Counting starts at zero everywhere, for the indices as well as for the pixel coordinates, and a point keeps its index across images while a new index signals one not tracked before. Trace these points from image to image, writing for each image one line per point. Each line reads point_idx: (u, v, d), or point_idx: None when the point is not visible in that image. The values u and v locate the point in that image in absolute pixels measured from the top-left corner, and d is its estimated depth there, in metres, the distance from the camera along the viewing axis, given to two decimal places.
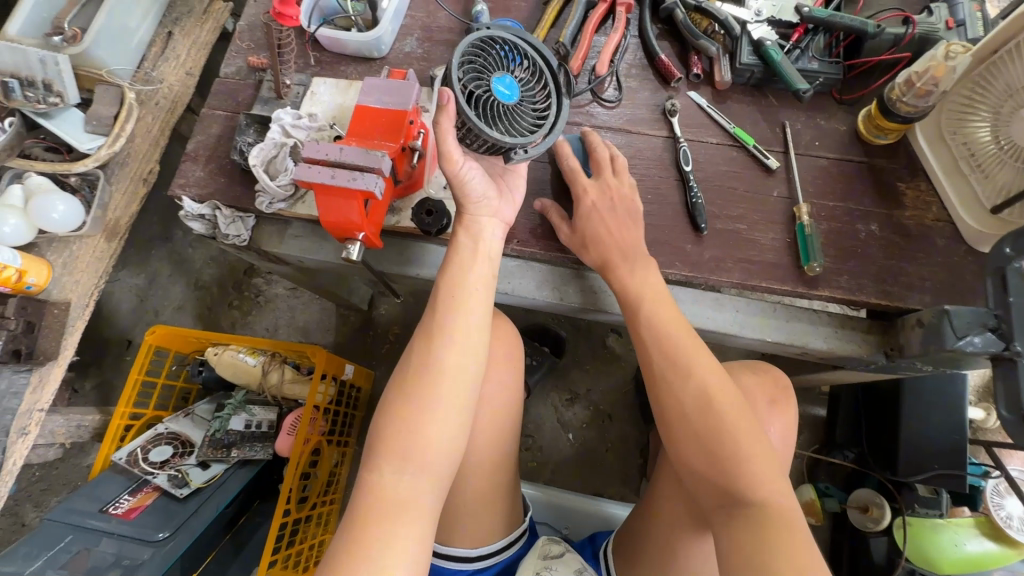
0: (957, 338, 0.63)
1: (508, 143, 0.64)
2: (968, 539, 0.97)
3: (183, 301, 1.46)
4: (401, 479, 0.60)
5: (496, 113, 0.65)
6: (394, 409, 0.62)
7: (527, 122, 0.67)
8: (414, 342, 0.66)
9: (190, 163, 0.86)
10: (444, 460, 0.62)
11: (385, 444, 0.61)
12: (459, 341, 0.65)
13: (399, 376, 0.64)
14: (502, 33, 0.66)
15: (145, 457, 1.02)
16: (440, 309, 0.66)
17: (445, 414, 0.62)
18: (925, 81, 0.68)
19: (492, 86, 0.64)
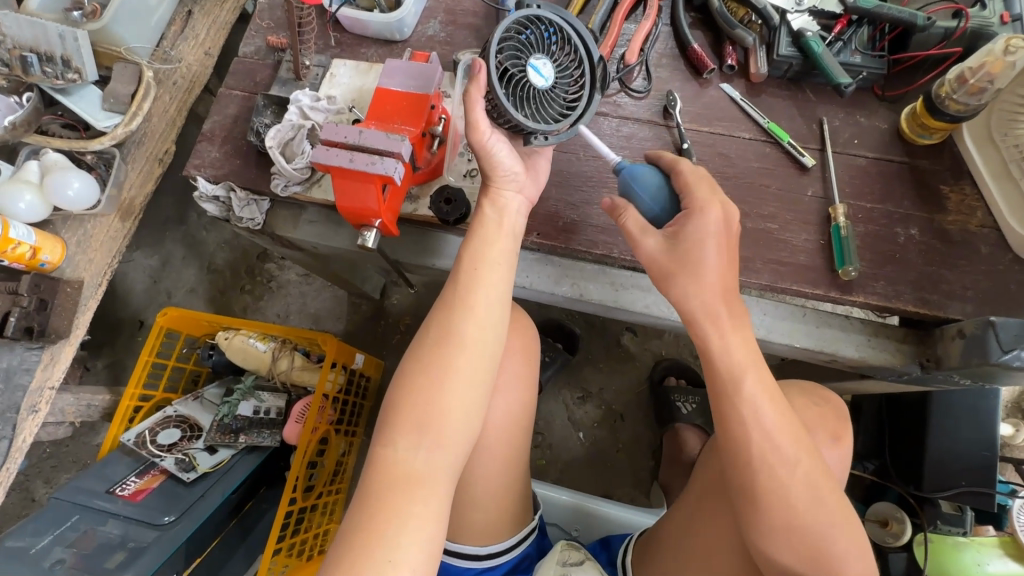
0: (1003, 351, 0.59)
1: (530, 127, 0.63)
2: (990, 559, 0.95)
3: (196, 284, 1.46)
4: (414, 456, 0.58)
5: (527, 95, 0.63)
6: (408, 383, 0.60)
7: (556, 109, 0.65)
8: (431, 316, 0.64)
9: (206, 144, 0.84)
10: (459, 440, 0.59)
11: (400, 420, 0.59)
12: (479, 317, 0.62)
13: (414, 349, 0.62)
14: (548, 14, 0.64)
15: (153, 438, 1.02)
16: (460, 284, 0.63)
17: (462, 391, 0.60)
18: (980, 76, 0.64)
19: (528, 67, 0.62)
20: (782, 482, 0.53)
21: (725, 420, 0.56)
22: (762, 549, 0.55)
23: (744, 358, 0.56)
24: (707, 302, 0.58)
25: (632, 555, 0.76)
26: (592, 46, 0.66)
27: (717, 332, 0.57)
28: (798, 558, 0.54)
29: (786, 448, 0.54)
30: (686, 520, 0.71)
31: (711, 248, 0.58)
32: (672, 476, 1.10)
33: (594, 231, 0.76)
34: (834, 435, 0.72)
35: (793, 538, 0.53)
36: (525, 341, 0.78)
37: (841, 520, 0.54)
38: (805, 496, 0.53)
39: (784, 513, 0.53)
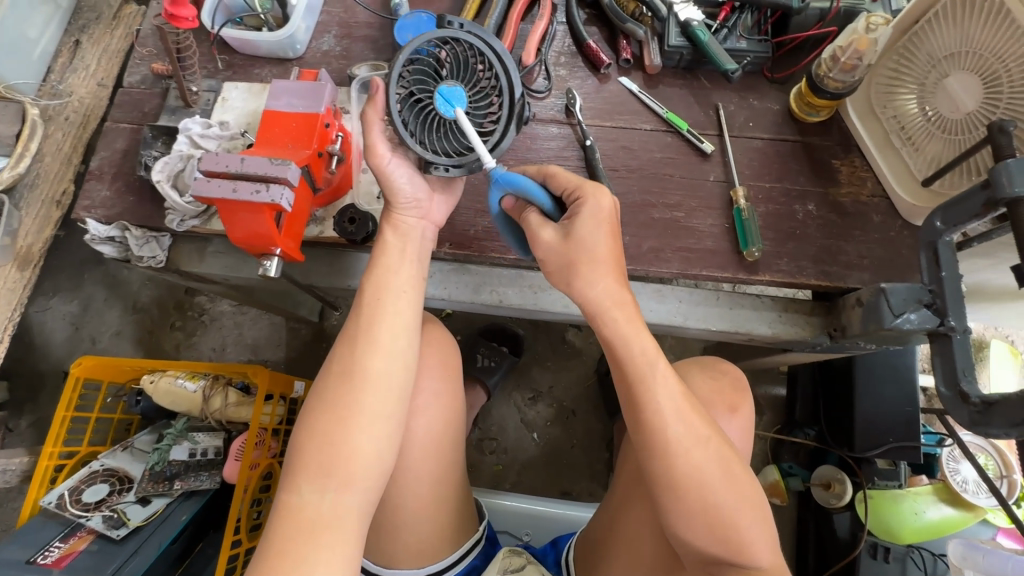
0: (894, 315, 0.61)
1: (428, 158, 0.60)
2: (928, 507, 1.01)
3: (122, 327, 1.39)
4: (321, 498, 0.55)
5: (431, 124, 0.60)
6: (311, 422, 0.57)
7: (462, 142, 0.61)
8: (335, 349, 0.60)
9: (94, 182, 0.79)
10: (370, 476, 0.57)
11: (306, 463, 0.56)
12: (386, 347, 0.59)
13: (318, 385, 0.59)
14: (467, 37, 0.59)
15: (77, 498, 0.95)
16: (363, 314, 0.60)
17: (372, 426, 0.57)
18: (849, 54, 0.67)
19: (435, 94, 0.59)
20: (686, 473, 0.54)
21: (641, 411, 0.56)
22: (676, 534, 0.56)
23: (654, 355, 0.57)
24: (604, 294, 0.59)
25: (573, 554, 0.77)
26: (512, 76, 0.60)
27: (622, 319, 0.58)
28: (712, 542, 0.54)
29: (694, 428, 0.55)
30: (616, 517, 0.71)
31: (605, 231, 0.59)
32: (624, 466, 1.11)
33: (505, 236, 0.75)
34: (731, 407, 0.74)
35: (704, 511, 0.54)
36: (447, 356, 0.76)
37: (745, 498, 0.55)
38: (717, 477, 0.54)
39: (699, 496, 0.54)
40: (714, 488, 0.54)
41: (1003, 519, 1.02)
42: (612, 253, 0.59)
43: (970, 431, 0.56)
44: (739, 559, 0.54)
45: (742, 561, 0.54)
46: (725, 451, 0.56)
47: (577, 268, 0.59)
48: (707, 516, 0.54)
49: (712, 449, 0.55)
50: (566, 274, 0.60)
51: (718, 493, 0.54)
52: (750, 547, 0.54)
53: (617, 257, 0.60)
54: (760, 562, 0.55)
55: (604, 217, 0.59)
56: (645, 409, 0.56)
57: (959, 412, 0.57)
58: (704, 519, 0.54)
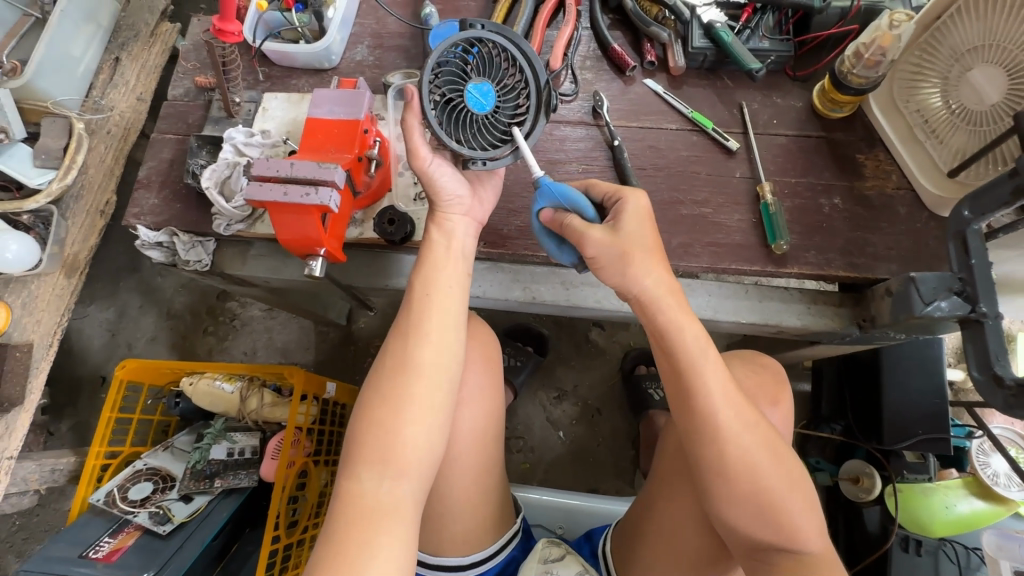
0: (925, 304, 0.63)
1: (466, 154, 0.63)
2: (959, 500, 1.00)
3: (156, 332, 1.43)
4: (379, 486, 0.57)
5: (464, 121, 0.62)
6: (367, 412, 0.59)
7: (494, 135, 0.63)
8: (387, 344, 0.63)
9: (143, 191, 0.83)
10: (424, 465, 0.59)
11: (364, 452, 0.58)
12: (435, 341, 0.62)
13: (373, 377, 0.61)
14: (490, 36, 0.61)
15: (124, 495, 0.99)
16: (412, 311, 0.63)
17: (425, 416, 0.60)
18: (873, 51, 0.69)
19: (466, 92, 0.61)
20: (730, 458, 0.56)
21: (692, 396, 0.58)
22: (723, 519, 0.57)
23: (699, 348, 0.59)
24: (648, 287, 0.61)
25: (611, 545, 0.79)
26: (536, 68, 0.63)
27: (670, 308, 0.60)
28: (761, 525, 0.56)
29: (742, 413, 0.57)
30: (657, 507, 0.72)
31: (649, 226, 0.63)
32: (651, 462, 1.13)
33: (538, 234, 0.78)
34: (774, 400, 0.75)
35: (749, 496, 0.55)
36: (488, 351, 0.78)
37: (792, 483, 0.56)
38: (765, 461, 0.56)
39: (749, 479, 0.55)
40: (758, 473, 0.55)
41: None
42: (654, 245, 0.62)
43: (1006, 415, 0.57)
44: (788, 543, 0.56)
45: (791, 545, 0.56)
46: (772, 436, 0.58)
47: (630, 257, 0.60)
48: (753, 500, 0.55)
49: (759, 434, 0.57)
50: (620, 263, 0.61)
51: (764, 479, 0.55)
52: (799, 531, 0.55)
53: (658, 249, 0.63)
54: (808, 547, 0.56)
55: (646, 213, 0.64)
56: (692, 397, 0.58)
57: (993, 397, 0.58)
58: (751, 504, 0.55)
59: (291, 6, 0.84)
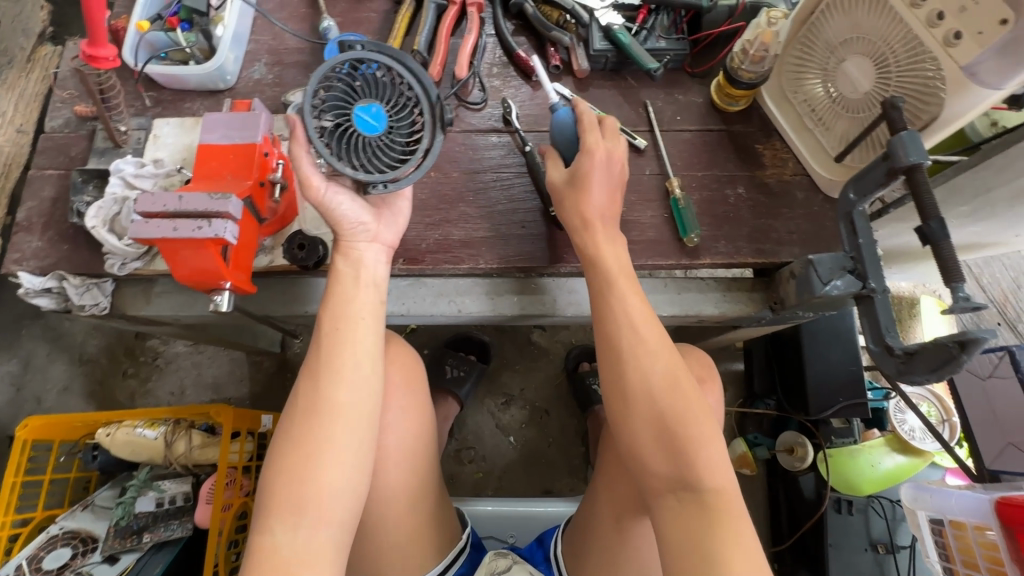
0: (823, 284, 0.66)
1: (363, 179, 0.60)
2: (883, 457, 1.09)
3: (69, 381, 1.32)
4: (296, 536, 0.55)
5: (355, 145, 0.60)
6: (279, 458, 0.57)
7: (392, 155, 0.61)
8: (298, 384, 0.60)
9: (24, 234, 0.76)
10: (344, 510, 0.57)
11: (277, 503, 0.55)
12: (350, 378, 0.60)
13: (285, 421, 0.59)
14: (370, 55, 0.60)
15: (38, 566, 0.92)
16: (323, 348, 0.61)
17: (342, 453, 0.57)
18: (757, 47, 0.72)
19: (353, 116, 0.59)
20: (638, 392, 0.58)
21: (607, 322, 0.62)
22: (634, 456, 0.58)
23: (617, 268, 0.64)
24: (582, 216, 0.66)
25: (561, 550, 0.78)
26: (425, 84, 0.61)
27: (593, 243, 0.66)
28: (663, 455, 0.56)
29: (652, 345, 0.60)
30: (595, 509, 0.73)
31: (600, 176, 0.67)
32: None
33: (457, 247, 0.77)
34: (702, 378, 0.77)
35: (655, 426, 0.57)
36: (413, 373, 0.77)
37: (697, 415, 0.57)
38: (669, 393, 0.58)
39: (649, 405, 0.57)
40: (659, 399, 0.57)
41: (951, 460, 1.10)
42: (607, 189, 0.67)
43: (898, 380, 0.60)
44: (691, 481, 0.55)
45: (696, 482, 0.55)
46: (684, 380, 0.59)
47: (576, 190, 0.67)
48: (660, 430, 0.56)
49: (665, 366, 0.59)
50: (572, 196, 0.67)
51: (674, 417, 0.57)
52: (702, 468, 0.55)
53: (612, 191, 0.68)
54: (712, 484, 0.55)
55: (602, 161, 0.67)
56: (605, 323, 0.62)
57: (887, 364, 0.61)
58: (658, 443, 0.57)
59: (175, 25, 0.79)
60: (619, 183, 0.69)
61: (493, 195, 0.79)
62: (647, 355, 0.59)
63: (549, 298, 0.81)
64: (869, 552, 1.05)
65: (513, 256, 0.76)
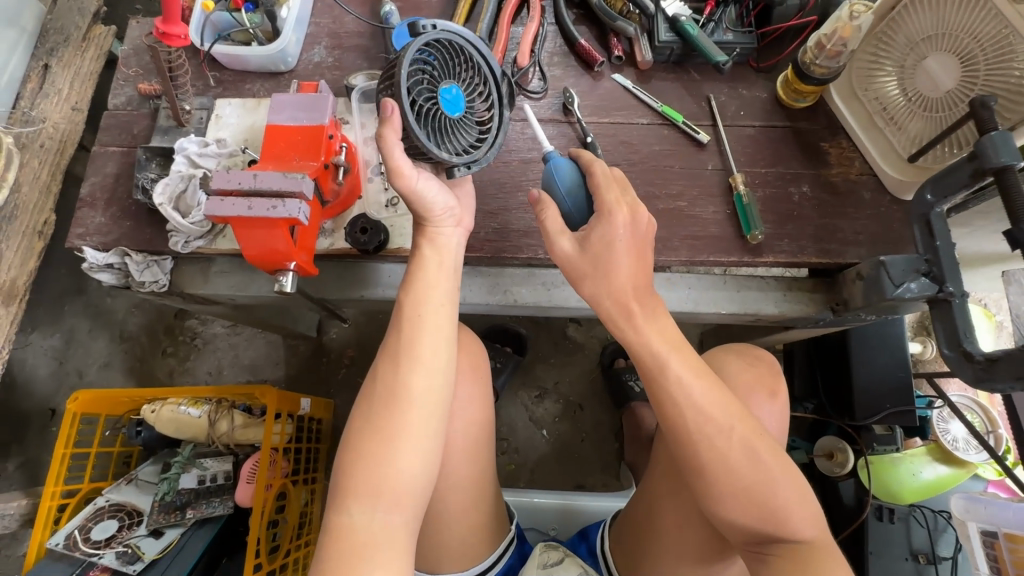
0: (895, 286, 0.65)
1: (453, 160, 0.61)
2: (924, 467, 1.08)
3: (110, 357, 1.34)
4: (372, 516, 0.55)
5: (441, 127, 0.60)
6: (357, 444, 0.57)
7: (472, 136, 0.62)
8: (376, 368, 0.61)
9: (88, 209, 0.77)
10: (418, 495, 0.57)
11: (354, 486, 0.56)
12: (427, 365, 0.60)
13: (362, 405, 0.59)
14: (442, 35, 0.59)
15: (86, 536, 0.92)
16: (403, 333, 0.61)
17: (418, 443, 0.58)
18: (834, 41, 0.71)
19: (439, 98, 0.59)
20: (718, 466, 0.57)
21: (668, 410, 0.59)
22: (722, 520, 0.58)
23: (665, 346, 0.61)
24: (618, 298, 0.62)
25: (610, 542, 0.79)
26: (491, 64, 0.63)
27: (634, 330, 0.62)
28: (756, 520, 0.56)
29: (721, 421, 0.58)
30: (654, 503, 0.73)
31: (619, 250, 0.62)
32: (634, 453, 1.13)
33: (516, 236, 0.76)
34: (770, 392, 0.77)
35: (745, 500, 0.56)
36: (475, 362, 0.77)
37: (782, 475, 0.57)
38: (751, 465, 0.56)
39: (733, 481, 0.56)
40: (743, 473, 0.56)
41: (993, 472, 1.07)
42: (628, 266, 0.62)
43: (976, 388, 0.59)
44: (782, 536, 0.56)
45: (789, 537, 0.56)
46: (763, 439, 0.58)
47: (593, 277, 0.63)
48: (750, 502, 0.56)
49: (744, 437, 0.57)
50: (600, 272, 0.62)
51: (760, 483, 0.56)
52: (793, 523, 0.56)
53: (635, 270, 0.62)
54: (807, 535, 0.56)
55: (614, 233, 0.62)
56: (668, 410, 0.59)
57: (963, 371, 0.60)
58: (750, 510, 0.56)
59: (240, 5, 0.79)
60: (643, 249, 0.63)
61: None
62: (718, 435, 0.57)
63: None
64: (909, 561, 1.03)
65: None
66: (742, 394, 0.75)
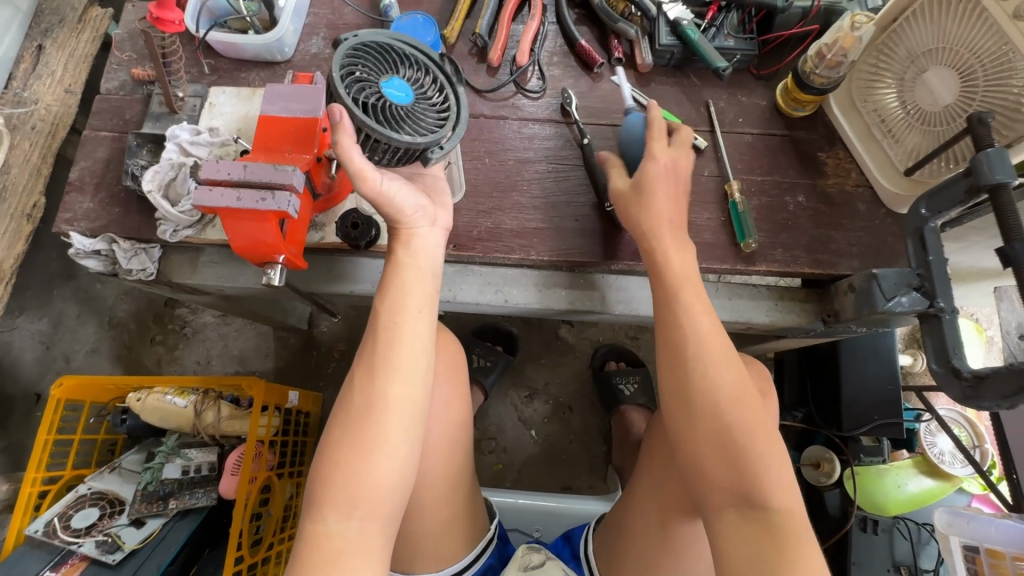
0: (886, 299, 0.64)
1: (422, 143, 0.59)
2: (909, 479, 1.08)
3: (98, 344, 1.33)
4: (347, 525, 0.55)
5: (396, 116, 0.58)
6: (333, 451, 0.57)
7: (434, 117, 0.61)
8: (354, 375, 0.60)
9: (76, 194, 0.76)
10: (392, 503, 0.57)
11: (328, 492, 0.56)
12: (405, 374, 0.59)
13: (339, 413, 0.59)
14: (365, 39, 0.59)
15: (66, 524, 0.91)
16: (381, 342, 0.60)
17: (394, 451, 0.57)
18: (835, 52, 0.70)
19: (382, 90, 0.58)
20: (707, 395, 0.58)
21: (669, 334, 0.62)
22: (696, 465, 0.58)
23: (681, 274, 0.64)
24: (645, 229, 0.66)
25: (594, 545, 0.78)
26: (430, 56, 0.63)
27: (662, 257, 0.65)
28: (725, 470, 0.56)
29: (716, 355, 0.60)
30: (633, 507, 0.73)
31: (662, 186, 0.67)
32: (621, 456, 1.13)
33: (509, 236, 0.76)
34: (764, 395, 0.75)
35: (718, 443, 0.57)
36: (452, 363, 0.77)
37: (758, 430, 0.57)
38: (737, 408, 0.58)
39: (714, 419, 0.57)
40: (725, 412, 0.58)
41: (977, 486, 1.08)
42: (673, 201, 0.67)
43: (963, 405, 0.59)
44: (752, 498, 0.55)
45: (757, 501, 0.55)
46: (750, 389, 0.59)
47: (638, 206, 0.67)
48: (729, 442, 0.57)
49: (735, 385, 0.59)
50: (637, 202, 0.67)
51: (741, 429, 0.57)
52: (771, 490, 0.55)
53: (677, 211, 0.67)
54: (777, 506, 0.55)
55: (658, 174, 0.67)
56: (671, 336, 0.62)
57: (951, 387, 0.60)
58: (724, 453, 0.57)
59: None
60: (683, 195, 0.69)
61: (547, 186, 0.78)
62: (716, 370, 0.59)
63: (595, 295, 0.80)
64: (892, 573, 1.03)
65: (565, 249, 0.75)
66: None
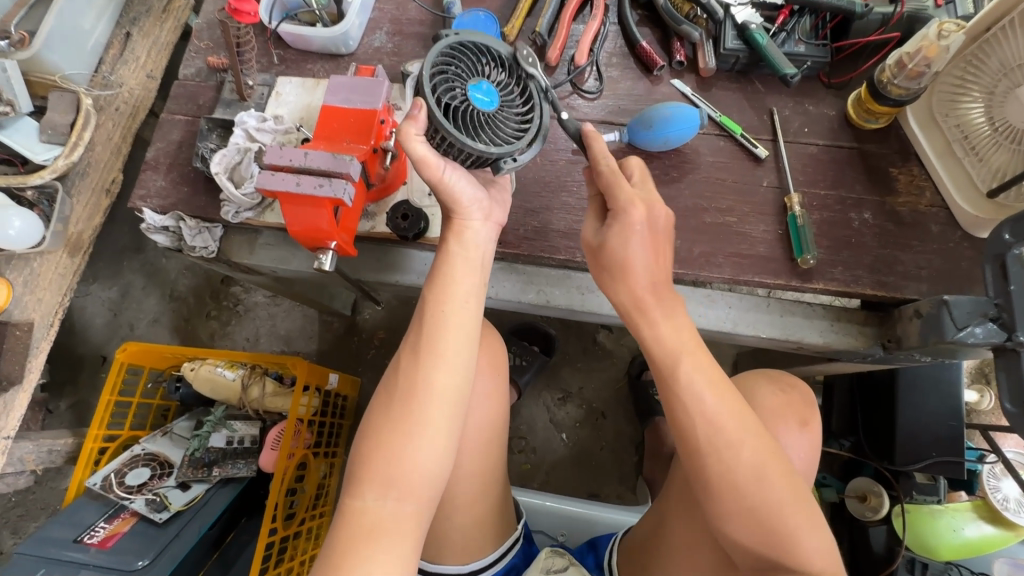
0: (958, 329, 0.60)
1: (495, 153, 0.59)
2: (966, 524, 0.97)
3: (159, 314, 1.41)
4: (382, 504, 0.56)
5: (475, 121, 0.59)
6: (377, 434, 0.58)
7: (513, 128, 0.61)
8: (400, 359, 0.61)
9: (151, 172, 0.81)
10: (428, 489, 0.58)
11: (368, 471, 0.57)
12: (449, 361, 0.60)
13: (385, 395, 0.60)
14: (464, 39, 0.60)
15: (121, 480, 0.97)
16: (425, 330, 0.61)
17: (434, 437, 0.58)
18: (917, 61, 0.65)
19: (468, 93, 0.58)
20: (728, 469, 0.55)
21: (672, 410, 0.58)
22: (723, 531, 0.57)
23: (674, 346, 0.59)
24: (634, 295, 0.61)
25: (619, 556, 0.77)
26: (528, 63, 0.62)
27: (649, 326, 0.61)
28: (761, 540, 0.54)
29: (731, 431, 0.56)
30: (665, 519, 0.72)
31: (637, 245, 0.60)
32: (653, 470, 1.10)
33: (556, 236, 0.75)
34: (802, 421, 0.74)
35: (752, 521, 0.54)
36: (495, 361, 0.78)
37: (790, 497, 0.54)
38: (767, 480, 0.54)
39: (750, 498, 0.54)
40: (751, 493, 0.54)
41: None
42: (650, 269, 0.61)
43: None
44: (791, 565, 0.54)
45: (795, 566, 0.54)
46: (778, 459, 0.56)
47: (620, 278, 0.62)
48: (764, 521, 0.54)
49: (753, 449, 0.55)
50: (619, 272, 0.61)
51: (778, 510, 0.54)
52: (806, 556, 0.54)
53: (659, 278, 0.61)
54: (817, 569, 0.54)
55: (630, 229, 0.60)
56: (676, 412, 0.58)
57: None
58: (758, 529, 0.54)
59: None
60: (662, 241, 0.62)
61: None
62: (739, 458, 0.55)
63: None
64: None
65: None
66: (767, 419, 0.72)
